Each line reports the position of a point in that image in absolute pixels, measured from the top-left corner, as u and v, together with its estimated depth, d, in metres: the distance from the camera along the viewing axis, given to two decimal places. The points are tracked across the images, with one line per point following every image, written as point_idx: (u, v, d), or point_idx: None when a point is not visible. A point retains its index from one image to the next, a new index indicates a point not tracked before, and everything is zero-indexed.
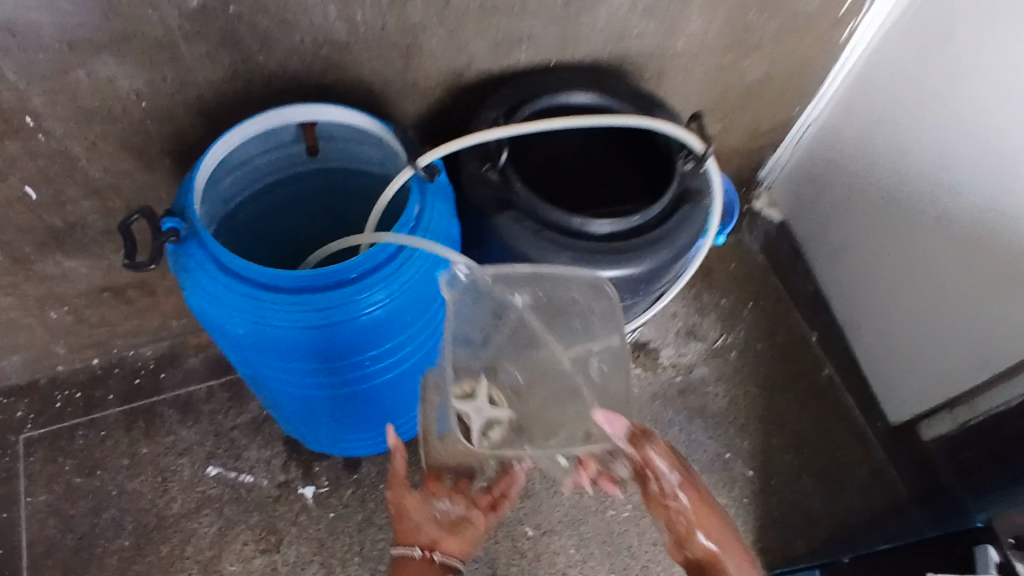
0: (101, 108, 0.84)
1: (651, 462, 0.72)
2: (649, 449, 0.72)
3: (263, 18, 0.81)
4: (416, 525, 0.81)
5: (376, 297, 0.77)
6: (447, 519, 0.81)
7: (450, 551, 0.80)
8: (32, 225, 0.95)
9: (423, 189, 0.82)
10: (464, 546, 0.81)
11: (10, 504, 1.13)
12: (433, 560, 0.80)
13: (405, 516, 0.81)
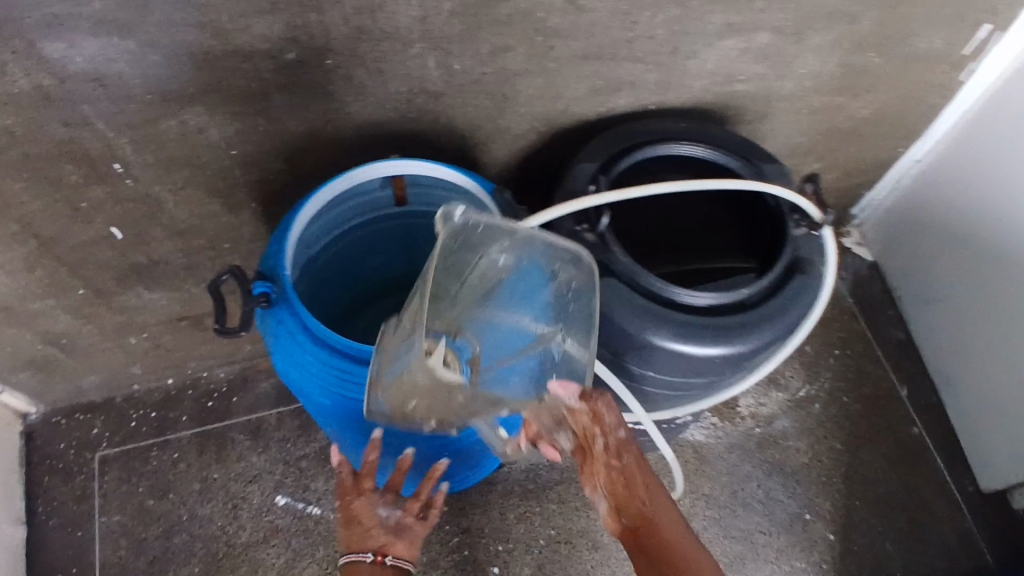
0: (189, 156, 0.81)
1: (597, 420, 0.68)
2: (598, 408, 0.68)
3: (359, 69, 0.77)
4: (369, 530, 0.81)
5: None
6: (393, 524, 0.83)
7: (402, 556, 0.81)
8: (116, 262, 0.94)
9: None
10: (412, 551, 0.83)
11: (85, 524, 1.14)
12: (386, 564, 0.80)
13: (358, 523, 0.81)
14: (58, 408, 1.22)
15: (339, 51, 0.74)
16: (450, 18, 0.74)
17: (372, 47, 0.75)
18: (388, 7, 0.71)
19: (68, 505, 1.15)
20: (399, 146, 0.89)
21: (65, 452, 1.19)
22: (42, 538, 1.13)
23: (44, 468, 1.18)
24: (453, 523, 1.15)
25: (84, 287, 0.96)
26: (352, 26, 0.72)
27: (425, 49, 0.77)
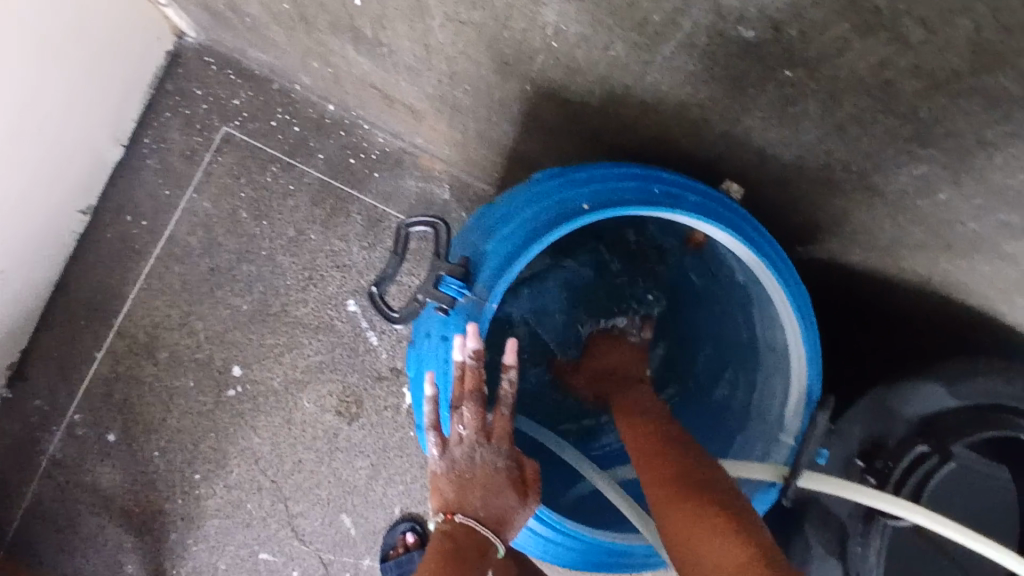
0: (497, 9, 0.50)
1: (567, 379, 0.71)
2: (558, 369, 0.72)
3: (813, 107, 0.43)
4: (477, 490, 0.47)
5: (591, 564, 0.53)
6: (464, 445, 0.48)
7: (474, 425, 0.48)
8: (337, 13, 0.68)
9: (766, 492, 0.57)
10: (474, 426, 0.48)
11: (178, 187, 1.05)
12: (474, 417, 0.48)
13: (493, 516, 0.47)
14: (215, 49, 1.05)
15: (817, 81, 0.40)
16: (1020, 169, 0.39)
17: (866, 109, 0.41)
18: (961, 99, 0.36)
19: (173, 155, 1.05)
20: (755, 178, 0.57)
21: (198, 101, 1.05)
22: (135, 170, 1.05)
23: (171, 102, 1.05)
24: None
25: (291, 3, 0.71)
26: (881, 77, 0.37)
27: (933, 159, 0.42)
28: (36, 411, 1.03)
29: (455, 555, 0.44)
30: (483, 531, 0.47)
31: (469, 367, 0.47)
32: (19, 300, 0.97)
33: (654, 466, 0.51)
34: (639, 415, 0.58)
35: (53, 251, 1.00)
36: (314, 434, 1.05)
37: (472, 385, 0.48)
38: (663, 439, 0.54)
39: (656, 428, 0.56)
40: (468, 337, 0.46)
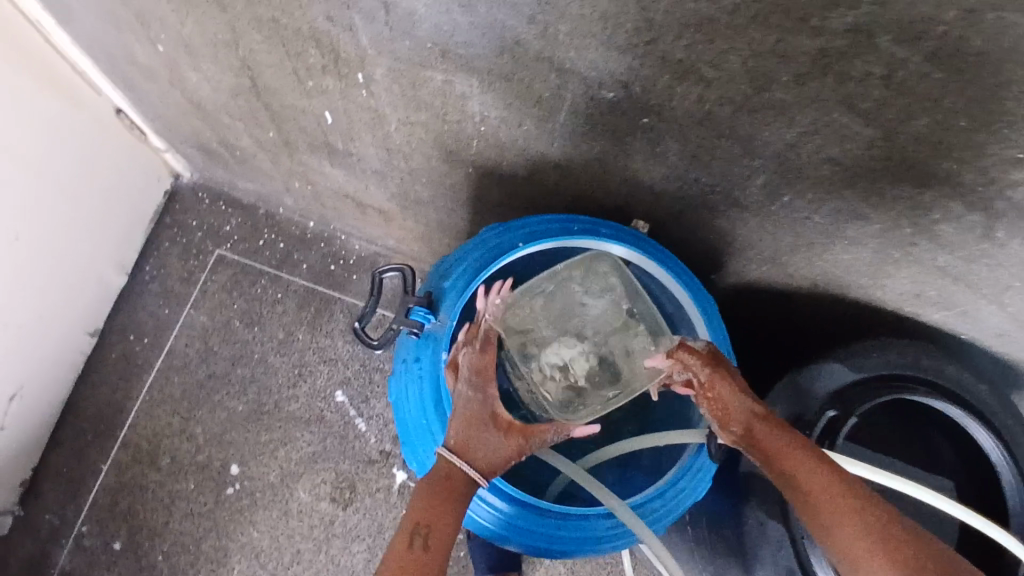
0: (436, 107, 0.67)
1: (685, 367, 0.59)
2: (681, 353, 0.59)
3: (672, 143, 0.58)
4: (460, 421, 0.56)
5: (561, 541, 0.61)
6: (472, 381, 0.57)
7: (473, 363, 0.57)
8: (314, 134, 0.85)
9: (698, 459, 0.63)
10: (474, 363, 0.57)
11: (177, 305, 1.17)
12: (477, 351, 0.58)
13: (472, 453, 0.55)
14: (207, 186, 1.22)
15: (666, 121, 0.55)
16: (821, 161, 0.53)
17: (706, 137, 0.56)
18: (759, 115, 0.51)
19: (172, 278, 1.18)
20: (655, 214, 0.72)
21: (194, 230, 1.20)
22: (138, 295, 1.18)
23: (170, 234, 1.20)
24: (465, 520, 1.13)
25: (275, 131, 0.89)
26: (704, 110, 0.53)
27: (766, 168, 0.57)
28: (46, 526, 1.08)
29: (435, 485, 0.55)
30: (463, 467, 0.55)
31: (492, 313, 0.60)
32: (33, 417, 1.05)
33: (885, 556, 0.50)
34: (829, 478, 0.54)
35: (63, 373, 1.10)
36: (312, 522, 1.10)
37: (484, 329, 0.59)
38: (872, 515, 0.52)
39: (852, 485, 0.53)
40: (498, 287, 0.61)
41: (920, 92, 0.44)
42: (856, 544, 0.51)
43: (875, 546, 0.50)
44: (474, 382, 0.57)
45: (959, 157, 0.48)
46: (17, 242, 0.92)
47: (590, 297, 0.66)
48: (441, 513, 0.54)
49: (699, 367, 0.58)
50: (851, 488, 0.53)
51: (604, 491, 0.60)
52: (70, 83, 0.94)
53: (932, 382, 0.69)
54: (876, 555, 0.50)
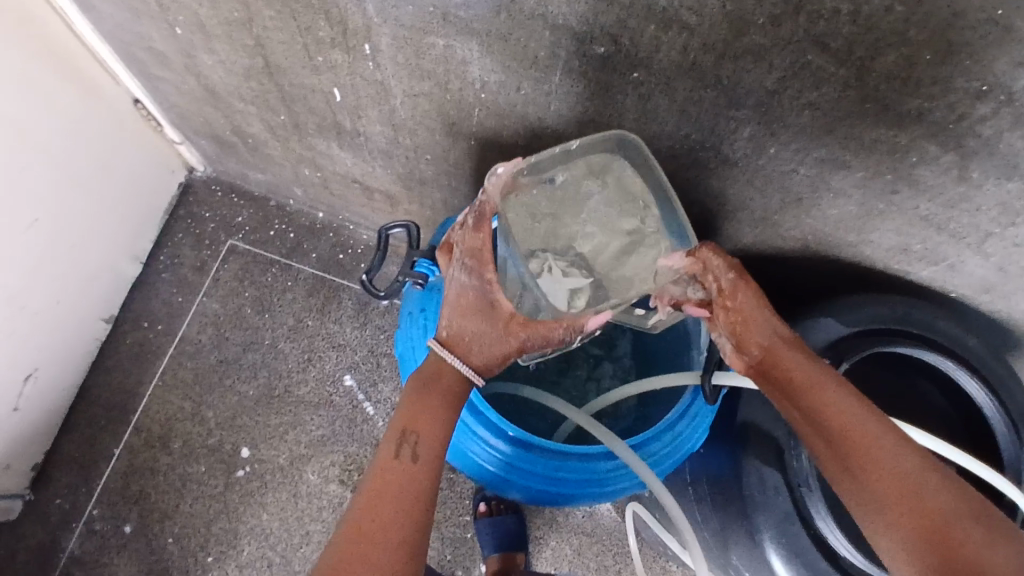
0: (438, 75, 0.71)
1: (705, 269, 0.63)
2: (704, 253, 0.63)
3: (661, 99, 0.61)
4: (451, 307, 0.62)
5: (561, 483, 0.64)
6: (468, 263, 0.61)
7: (467, 244, 0.62)
8: (323, 114, 0.89)
9: (693, 405, 0.66)
10: (467, 245, 0.62)
11: (190, 293, 1.21)
12: (469, 229, 0.62)
13: (462, 341, 0.62)
14: (220, 179, 1.26)
15: (653, 74, 0.59)
16: (802, 107, 0.57)
17: (692, 89, 0.59)
18: (740, 62, 0.54)
19: (185, 268, 1.22)
20: None
21: (207, 221, 1.24)
22: (152, 283, 1.21)
23: (184, 225, 1.24)
24: (472, 503, 1.14)
25: (286, 114, 0.93)
26: (688, 60, 0.56)
27: (751, 119, 0.60)
28: (59, 509, 1.10)
29: (425, 393, 0.62)
30: (455, 362, 0.62)
31: (490, 193, 0.62)
32: (48, 399, 1.08)
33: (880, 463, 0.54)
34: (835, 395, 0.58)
35: (78, 358, 1.13)
36: (321, 505, 1.11)
37: (482, 207, 0.62)
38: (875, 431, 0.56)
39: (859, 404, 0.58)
40: (497, 168, 0.62)
41: (887, 26, 0.47)
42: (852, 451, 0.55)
43: (869, 452, 0.55)
44: (468, 267, 0.61)
45: (929, 94, 0.51)
46: (36, 225, 0.96)
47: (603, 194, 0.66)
48: (428, 418, 0.61)
49: (720, 272, 0.63)
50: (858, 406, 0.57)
51: (609, 433, 0.63)
52: (90, 75, 0.99)
53: (924, 335, 0.71)
54: (869, 462, 0.54)
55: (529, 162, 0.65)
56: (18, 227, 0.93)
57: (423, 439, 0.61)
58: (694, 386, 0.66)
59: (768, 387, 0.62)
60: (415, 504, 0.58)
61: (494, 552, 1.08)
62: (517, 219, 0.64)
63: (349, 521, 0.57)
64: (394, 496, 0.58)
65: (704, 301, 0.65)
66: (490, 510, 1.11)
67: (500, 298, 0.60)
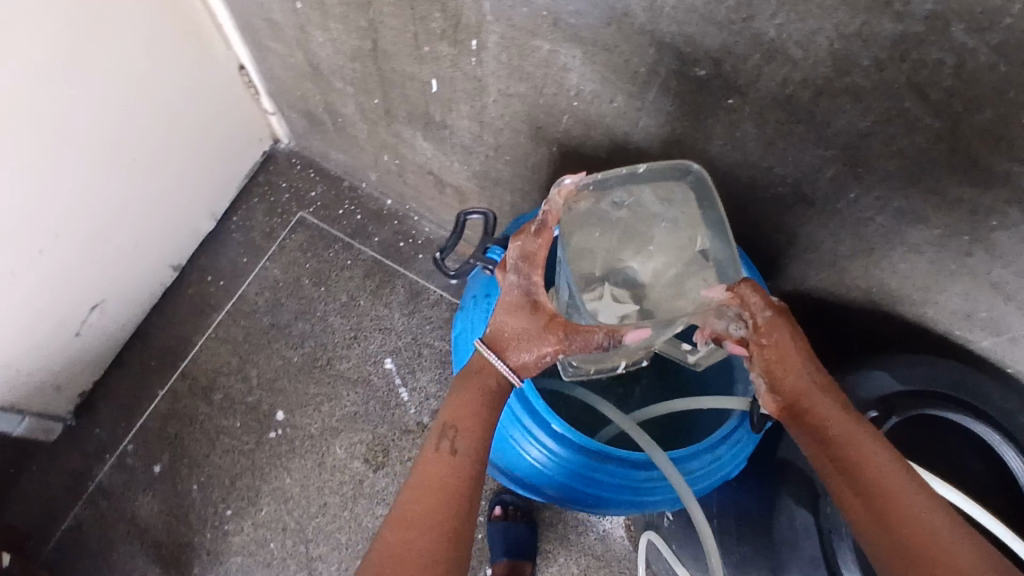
0: (537, 78, 0.74)
1: (743, 305, 0.61)
2: (743, 290, 0.61)
3: (751, 128, 0.63)
4: (500, 308, 0.63)
5: (596, 484, 0.65)
6: (522, 267, 0.63)
7: (525, 249, 0.62)
8: (416, 103, 0.93)
9: (736, 431, 0.66)
10: (523, 250, 0.62)
11: (255, 256, 1.26)
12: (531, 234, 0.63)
13: (502, 341, 0.63)
14: (301, 154, 1.32)
15: (748, 102, 0.61)
16: (890, 154, 0.58)
17: (783, 122, 0.61)
18: (836, 101, 0.56)
19: (254, 233, 1.28)
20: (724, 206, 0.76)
21: (282, 191, 1.30)
22: (222, 241, 1.27)
23: (261, 192, 1.30)
24: (488, 505, 1.16)
25: (380, 98, 0.98)
26: (786, 92, 0.58)
27: (836, 159, 0.61)
28: (98, 437, 1.15)
29: (464, 389, 0.63)
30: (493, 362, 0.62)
31: (553, 204, 0.64)
32: (109, 332, 1.14)
33: (904, 518, 0.52)
34: (865, 445, 0.57)
35: (143, 298, 1.18)
36: (343, 479, 1.14)
37: (545, 218, 0.62)
38: (903, 485, 0.54)
39: (886, 457, 0.56)
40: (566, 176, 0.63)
41: (989, 83, 0.48)
42: (876, 504, 0.54)
43: (892, 505, 0.53)
44: (520, 269, 0.62)
45: (1021, 157, 0.52)
46: (133, 165, 1.02)
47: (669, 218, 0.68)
48: (468, 414, 0.62)
49: (758, 310, 0.61)
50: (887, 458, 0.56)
51: (651, 441, 0.64)
52: (205, 34, 1.05)
53: (977, 405, 0.70)
54: (892, 517, 0.52)
55: (596, 178, 0.67)
56: (115, 163, 0.99)
57: (463, 435, 0.62)
58: (739, 411, 0.67)
59: (800, 432, 0.60)
60: (458, 501, 0.59)
61: (503, 557, 1.08)
62: (580, 236, 0.68)
63: (395, 518, 0.59)
64: (437, 494, 0.59)
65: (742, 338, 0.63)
66: (505, 515, 1.12)
67: (546, 303, 0.62)
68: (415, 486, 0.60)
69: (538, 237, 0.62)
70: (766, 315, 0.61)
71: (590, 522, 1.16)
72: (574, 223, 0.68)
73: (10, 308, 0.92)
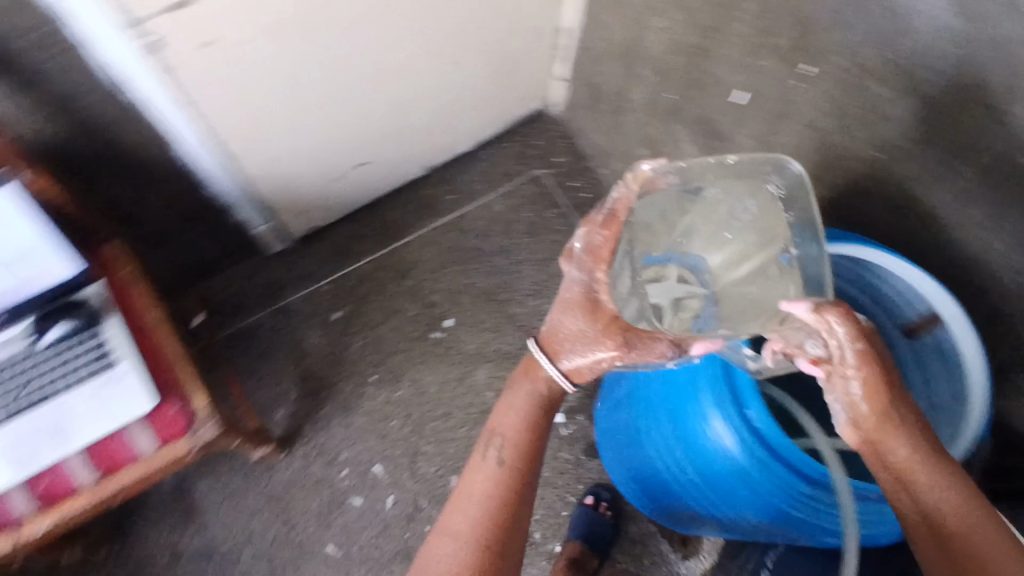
0: None
1: (833, 331, 0.59)
2: (832, 314, 0.58)
3: None
4: (559, 304, 0.68)
5: (777, 491, 0.69)
6: (587, 256, 0.67)
7: (588, 240, 0.67)
8: (710, 109, 1.01)
9: None
10: (587, 242, 0.67)
11: (488, 188, 1.38)
12: (593, 224, 0.67)
13: (558, 333, 0.68)
14: None
15: None
16: None
17: None
18: None
19: (497, 168, 1.39)
20: None
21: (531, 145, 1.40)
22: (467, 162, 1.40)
23: (513, 140, 1.41)
24: (583, 491, 1.20)
25: (676, 96, 1.06)
26: None
27: None
28: (303, 267, 1.30)
29: (518, 404, 0.71)
30: (552, 368, 0.69)
31: (625, 191, 0.67)
32: (356, 191, 1.28)
33: (976, 556, 0.56)
34: (935, 476, 0.59)
35: (392, 179, 1.31)
36: (474, 401, 1.23)
37: (613, 209, 0.67)
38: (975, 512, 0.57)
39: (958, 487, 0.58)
40: (642, 165, 0.67)
41: None
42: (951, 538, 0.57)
43: (965, 543, 0.56)
44: (584, 263, 0.67)
45: None
46: (455, 65, 1.14)
47: (761, 211, 0.71)
48: (514, 428, 0.71)
49: (847, 338, 0.58)
50: (961, 492, 0.58)
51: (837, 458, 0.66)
52: None
53: None
54: (966, 550, 0.56)
55: (678, 166, 0.70)
56: (448, 57, 1.11)
57: (510, 446, 0.70)
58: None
59: (878, 466, 0.61)
60: (498, 515, 0.66)
61: (576, 537, 1.13)
62: (649, 224, 0.71)
63: (449, 510, 0.68)
64: (480, 502, 0.67)
65: (821, 358, 0.61)
66: (595, 505, 1.16)
67: (610, 304, 0.66)
68: (463, 489, 0.69)
69: (609, 227, 0.67)
70: (853, 337, 0.58)
71: (664, 557, 1.16)
72: (650, 209, 0.70)
73: (318, 125, 1.06)
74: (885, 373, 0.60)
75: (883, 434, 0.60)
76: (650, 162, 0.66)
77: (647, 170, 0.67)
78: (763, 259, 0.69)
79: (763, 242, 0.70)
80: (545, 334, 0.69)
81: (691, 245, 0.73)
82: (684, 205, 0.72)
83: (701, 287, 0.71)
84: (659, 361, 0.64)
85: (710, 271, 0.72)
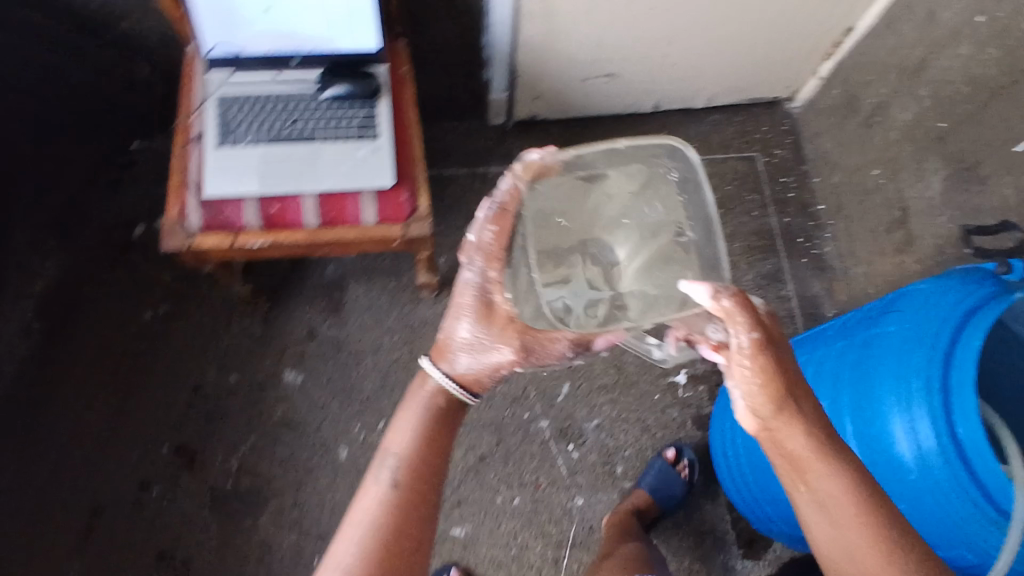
0: None
1: (733, 318, 0.61)
2: (736, 302, 0.61)
3: None
4: (454, 299, 0.69)
5: (953, 497, 0.71)
6: (482, 253, 0.68)
7: (487, 227, 0.68)
8: (981, 147, 1.00)
9: None
10: (491, 231, 0.68)
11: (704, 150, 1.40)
12: (490, 212, 0.68)
13: (449, 338, 0.69)
14: None
15: None
16: None
17: None
18: None
19: (715, 136, 1.42)
20: None
21: (760, 128, 1.43)
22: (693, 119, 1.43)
23: (742, 116, 1.43)
24: (665, 446, 1.23)
25: (947, 124, 1.06)
26: None
27: None
28: (511, 146, 1.37)
29: (414, 416, 0.67)
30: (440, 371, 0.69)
31: (512, 184, 0.68)
32: (589, 100, 1.33)
33: (852, 528, 0.58)
34: (830, 447, 0.60)
35: (622, 103, 1.36)
36: None
37: (502, 203, 0.68)
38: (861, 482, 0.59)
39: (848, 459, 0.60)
40: (521, 157, 0.68)
41: None
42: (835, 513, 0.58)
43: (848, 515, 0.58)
44: (477, 258, 0.68)
45: None
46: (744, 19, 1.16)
47: (661, 204, 0.69)
48: (410, 445, 0.65)
49: (742, 325, 0.61)
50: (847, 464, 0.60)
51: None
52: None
53: None
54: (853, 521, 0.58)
55: (569, 154, 0.69)
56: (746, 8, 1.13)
57: (407, 466, 0.64)
58: None
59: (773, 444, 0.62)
60: (398, 547, 0.61)
61: (646, 488, 1.16)
62: (541, 215, 0.70)
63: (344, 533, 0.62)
64: (378, 531, 0.61)
65: (721, 343, 0.63)
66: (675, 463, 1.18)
67: (500, 305, 0.67)
68: (357, 512, 0.63)
69: (498, 225, 0.68)
70: (750, 321, 0.61)
71: (725, 546, 1.19)
72: (539, 199, 0.70)
73: (605, 18, 1.11)
74: (779, 359, 0.62)
75: (769, 416, 0.61)
76: (533, 151, 0.68)
77: (530, 158, 0.69)
78: (665, 247, 0.68)
79: (658, 233, 0.69)
80: (438, 342, 0.70)
81: (585, 234, 0.71)
82: (581, 194, 0.70)
83: (606, 282, 0.69)
84: (559, 358, 0.67)
85: (618, 265, 0.69)
